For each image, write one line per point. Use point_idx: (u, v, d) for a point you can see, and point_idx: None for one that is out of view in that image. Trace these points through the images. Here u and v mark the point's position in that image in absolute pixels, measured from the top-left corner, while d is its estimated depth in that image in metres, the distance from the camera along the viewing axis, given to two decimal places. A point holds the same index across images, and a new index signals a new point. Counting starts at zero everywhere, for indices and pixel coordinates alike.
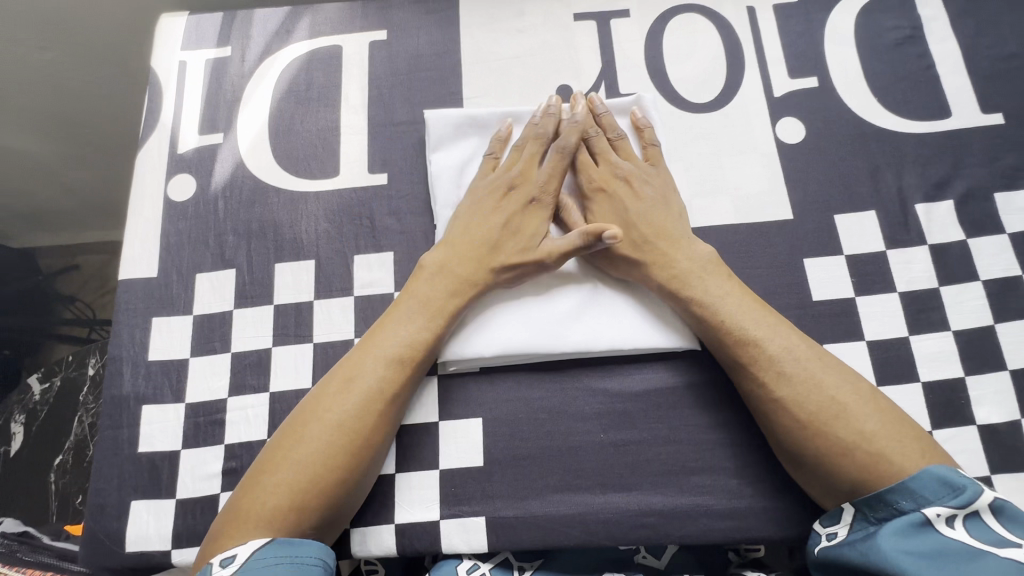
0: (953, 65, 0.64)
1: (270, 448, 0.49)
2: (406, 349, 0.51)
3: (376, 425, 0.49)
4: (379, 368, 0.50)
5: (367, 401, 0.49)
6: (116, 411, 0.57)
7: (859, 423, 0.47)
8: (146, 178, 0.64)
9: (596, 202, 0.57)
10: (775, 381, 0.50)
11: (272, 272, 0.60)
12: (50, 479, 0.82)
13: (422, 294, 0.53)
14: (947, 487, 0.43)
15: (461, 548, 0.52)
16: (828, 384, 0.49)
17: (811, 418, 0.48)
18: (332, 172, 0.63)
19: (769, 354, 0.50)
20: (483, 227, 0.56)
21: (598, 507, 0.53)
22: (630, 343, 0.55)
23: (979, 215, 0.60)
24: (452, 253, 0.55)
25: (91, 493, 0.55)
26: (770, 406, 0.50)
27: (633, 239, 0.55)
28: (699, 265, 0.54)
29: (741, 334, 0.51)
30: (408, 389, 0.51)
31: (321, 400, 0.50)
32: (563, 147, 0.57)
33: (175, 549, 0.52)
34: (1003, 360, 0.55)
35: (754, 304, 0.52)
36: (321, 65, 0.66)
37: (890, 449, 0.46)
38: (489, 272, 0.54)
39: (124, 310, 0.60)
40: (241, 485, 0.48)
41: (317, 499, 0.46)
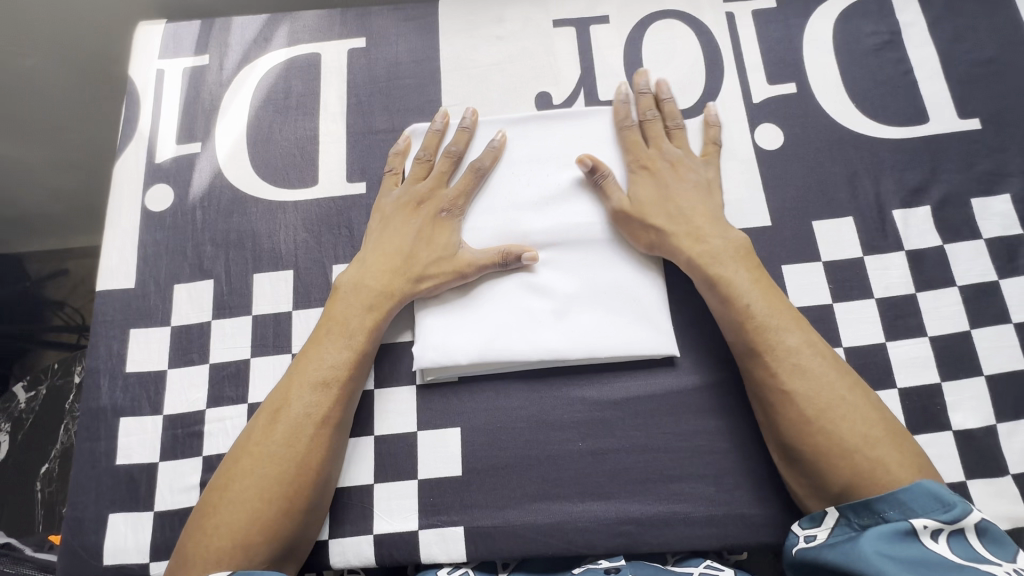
0: (930, 70, 0.64)
1: (210, 488, 0.50)
2: (331, 374, 0.52)
3: (311, 448, 0.50)
4: (305, 395, 0.51)
5: (295, 428, 0.50)
6: (94, 424, 0.56)
7: (865, 427, 0.47)
8: (123, 188, 0.63)
9: (640, 178, 0.58)
10: (791, 372, 0.50)
11: (250, 283, 0.60)
12: (36, 488, 0.82)
13: (342, 319, 0.54)
14: (937, 500, 0.43)
15: (440, 557, 0.52)
16: (837, 382, 0.49)
17: (819, 411, 0.48)
18: (311, 181, 0.62)
19: (787, 346, 0.50)
20: (396, 243, 0.57)
21: (576, 516, 0.53)
22: (604, 348, 0.55)
23: (956, 220, 0.60)
24: (366, 271, 0.56)
25: (68, 506, 0.55)
26: (780, 398, 0.50)
27: (673, 219, 0.56)
28: (732, 249, 0.54)
29: (762, 322, 0.51)
30: (341, 408, 0.52)
31: (251, 435, 0.50)
32: (473, 165, 0.59)
33: (153, 562, 0.52)
34: (979, 365, 0.56)
35: (778, 296, 0.53)
36: (300, 73, 0.66)
37: (889, 457, 0.46)
38: (404, 287, 0.55)
39: (103, 321, 0.59)
40: (188, 528, 0.49)
41: (265, 532, 0.47)
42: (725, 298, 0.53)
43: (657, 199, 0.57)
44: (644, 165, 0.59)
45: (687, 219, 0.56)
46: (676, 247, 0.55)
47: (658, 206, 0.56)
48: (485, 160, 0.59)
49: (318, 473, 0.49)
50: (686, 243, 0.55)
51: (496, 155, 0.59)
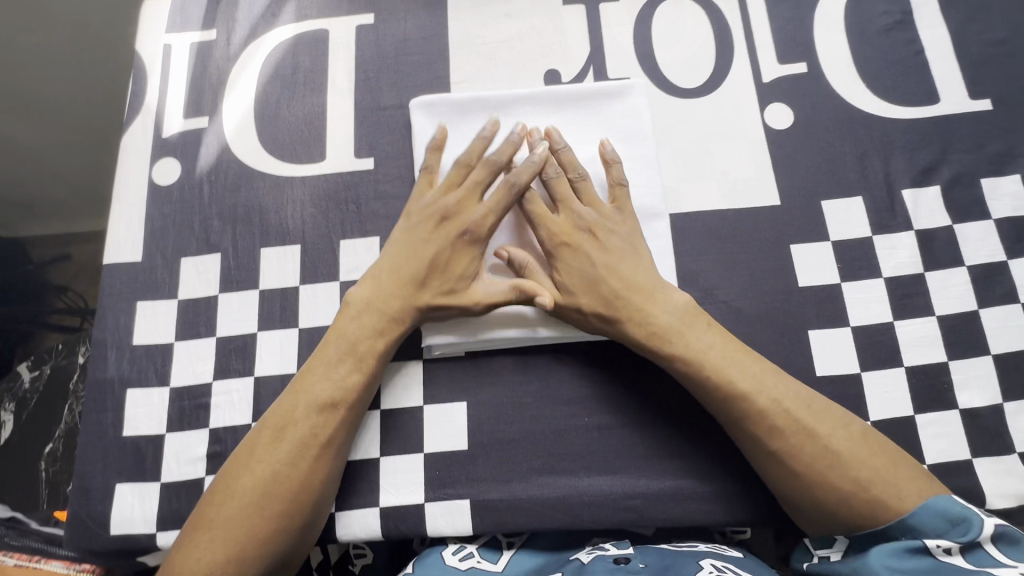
0: (942, 51, 0.64)
1: (210, 495, 0.49)
2: (340, 394, 0.51)
3: (314, 469, 0.49)
4: (311, 414, 0.50)
5: (301, 445, 0.49)
6: (101, 395, 0.56)
7: (853, 470, 0.47)
8: (131, 161, 0.63)
9: (561, 256, 0.55)
10: (771, 434, 0.48)
11: (257, 258, 0.59)
12: (39, 467, 0.83)
13: (350, 335, 0.53)
14: (946, 520, 0.43)
15: (446, 530, 0.53)
16: (823, 432, 0.48)
17: (806, 467, 0.47)
18: (319, 156, 0.62)
19: (759, 408, 0.48)
20: (410, 261, 0.54)
21: (583, 490, 0.53)
22: None
23: (965, 200, 0.60)
24: (376, 288, 0.54)
25: (76, 476, 0.55)
26: (765, 458, 0.49)
27: (607, 296, 0.53)
28: (681, 313, 0.52)
29: (728, 389, 0.49)
30: (347, 430, 0.51)
31: (254, 450, 0.50)
32: (508, 180, 0.55)
33: (160, 532, 0.53)
34: (987, 345, 0.56)
35: (741, 351, 0.51)
36: (308, 49, 0.66)
37: (886, 494, 0.46)
38: (415, 310, 0.53)
39: (109, 294, 0.59)
40: (184, 531, 0.49)
41: (263, 547, 0.47)
42: (683, 372, 0.51)
43: (585, 280, 0.53)
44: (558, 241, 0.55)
45: (622, 296, 0.52)
46: (619, 329, 0.52)
47: (590, 289, 0.53)
48: (521, 176, 0.55)
49: (322, 489, 0.50)
50: (630, 325, 0.52)
51: (535, 172, 0.56)
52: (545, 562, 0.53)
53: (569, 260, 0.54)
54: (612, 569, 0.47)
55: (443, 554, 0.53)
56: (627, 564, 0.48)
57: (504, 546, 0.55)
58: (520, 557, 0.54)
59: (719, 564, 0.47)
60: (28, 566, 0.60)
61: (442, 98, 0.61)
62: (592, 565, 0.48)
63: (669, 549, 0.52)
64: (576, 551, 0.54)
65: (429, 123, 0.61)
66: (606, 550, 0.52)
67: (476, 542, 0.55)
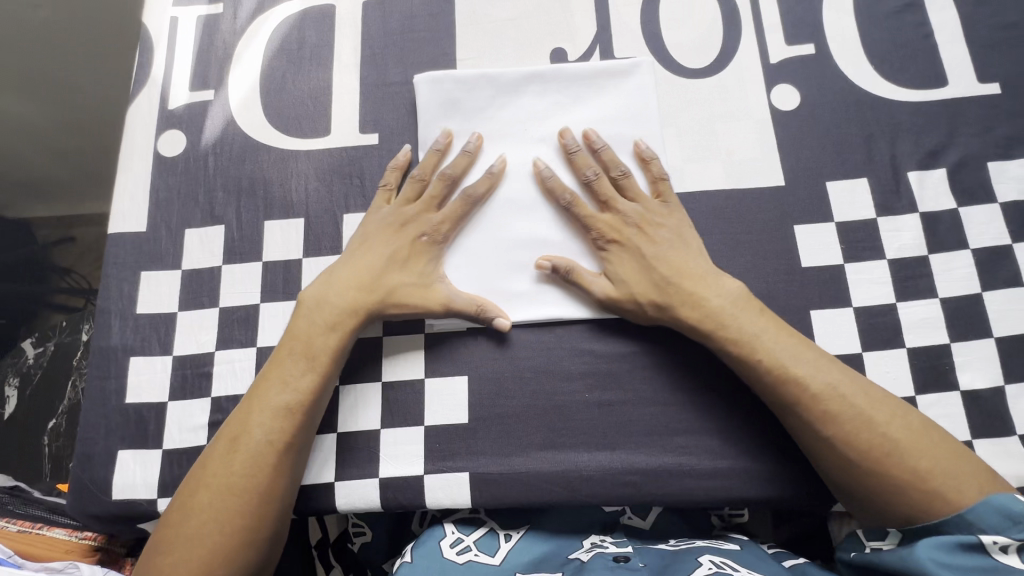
0: (951, 34, 0.64)
1: (177, 507, 0.48)
2: (292, 400, 0.50)
3: (272, 476, 0.48)
4: (265, 421, 0.49)
5: (258, 454, 0.48)
6: (104, 362, 0.57)
7: (913, 461, 0.45)
8: (137, 132, 0.63)
9: (612, 253, 0.55)
10: (823, 420, 0.47)
11: (261, 230, 0.60)
12: (43, 442, 0.83)
13: (302, 344, 0.52)
14: (1009, 518, 0.42)
15: (445, 502, 0.53)
16: (881, 421, 0.47)
17: (863, 456, 0.46)
18: (324, 131, 0.62)
19: (812, 393, 0.48)
20: (365, 266, 0.54)
21: (582, 464, 0.53)
22: None
23: (971, 183, 0.59)
24: (329, 291, 0.53)
25: (79, 442, 0.55)
26: (818, 446, 0.48)
27: (659, 284, 0.52)
28: (733, 302, 0.51)
29: (779, 374, 0.48)
30: (304, 435, 0.50)
31: (209, 464, 0.49)
32: (467, 193, 0.56)
33: (161, 498, 0.53)
34: (989, 327, 0.56)
35: (793, 338, 0.50)
36: (314, 24, 0.66)
37: (947, 486, 0.44)
38: (369, 309, 0.53)
39: (114, 263, 0.60)
40: (151, 546, 0.48)
41: (231, 561, 0.46)
42: (737, 357, 0.50)
43: (639, 272, 0.53)
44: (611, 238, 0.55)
45: (673, 283, 0.52)
46: (672, 317, 0.52)
47: (643, 278, 0.53)
48: (478, 188, 0.56)
49: (285, 493, 0.49)
50: (681, 313, 0.52)
51: (491, 184, 0.57)
52: (544, 552, 0.53)
53: (620, 252, 0.54)
54: (612, 566, 0.47)
55: (442, 543, 0.53)
56: (626, 563, 0.48)
57: (503, 535, 0.55)
58: (519, 546, 0.53)
59: (718, 561, 0.47)
60: (31, 532, 0.61)
61: (452, 74, 0.61)
62: (592, 563, 0.47)
63: (670, 550, 0.52)
64: (575, 547, 0.53)
65: (439, 100, 0.61)
66: (606, 547, 0.52)
67: (473, 535, 0.54)
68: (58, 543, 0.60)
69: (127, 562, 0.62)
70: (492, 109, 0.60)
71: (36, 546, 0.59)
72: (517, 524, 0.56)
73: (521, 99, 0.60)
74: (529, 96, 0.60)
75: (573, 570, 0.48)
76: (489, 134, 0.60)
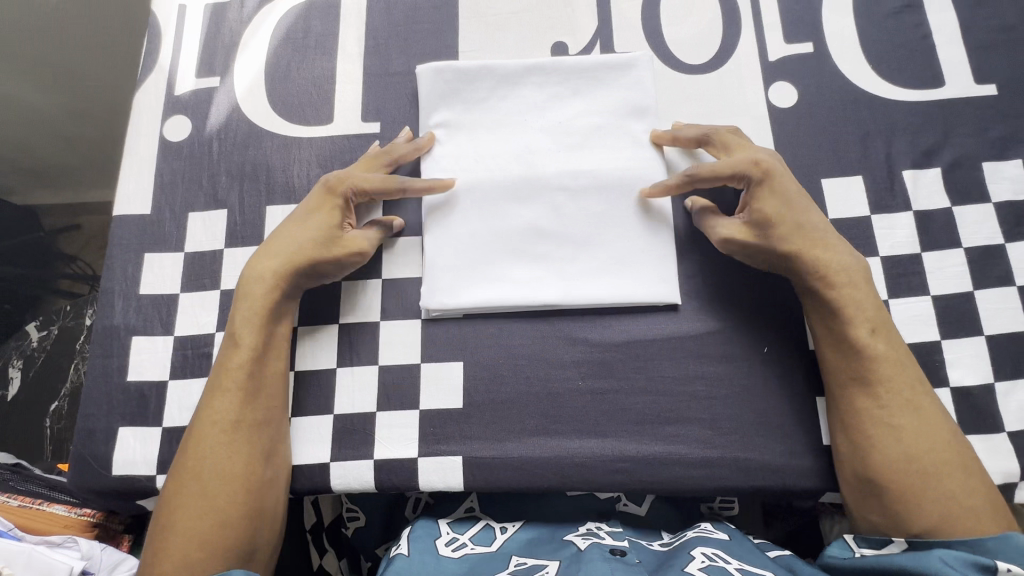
0: (949, 35, 0.64)
1: (164, 494, 0.50)
2: (225, 377, 0.52)
3: (245, 457, 0.50)
4: (223, 404, 0.51)
5: (222, 433, 0.50)
6: (107, 341, 0.58)
7: (965, 478, 0.47)
8: (143, 117, 0.65)
9: (761, 194, 0.53)
10: (903, 408, 0.49)
11: (262, 215, 0.61)
12: (45, 424, 0.85)
13: (230, 331, 0.53)
14: None
15: (439, 485, 0.54)
16: (950, 430, 0.49)
17: (922, 456, 0.48)
18: (326, 119, 0.63)
19: (905, 379, 0.50)
20: (288, 238, 0.55)
21: (573, 450, 0.54)
22: (632, 297, 0.56)
23: (966, 183, 0.60)
24: (258, 266, 0.54)
25: (80, 419, 0.56)
26: (883, 431, 0.49)
27: (798, 233, 0.52)
28: (860, 268, 0.52)
29: (881, 353, 0.50)
30: (260, 410, 0.52)
31: (186, 454, 0.50)
32: (391, 152, 0.59)
33: (160, 475, 0.54)
34: (981, 325, 0.56)
35: (893, 326, 0.52)
36: (320, 14, 0.67)
37: (980, 509, 0.46)
38: (291, 276, 0.54)
39: (118, 245, 0.61)
40: (151, 538, 0.48)
41: (205, 548, 0.47)
42: (842, 331, 0.51)
43: (789, 215, 0.53)
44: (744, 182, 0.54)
45: (808, 229, 0.52)
46: (808, 264, 0.52)
47: (793, 221, 0.52)
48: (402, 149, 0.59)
49: (248, 474, 0.49)
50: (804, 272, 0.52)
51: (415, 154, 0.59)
52: (540, 537, 0.53)
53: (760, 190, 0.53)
54: (609, 557, 0.46)
55: (437, 543, 0.52)
56: (623, 556, 0.47)
57: (499, 528, 0.55)
58: (515, 537, 0.54)
59: (710, 553, 0.47)
60: (32, 507, 0.62)
61: (452, 65, 0.61)
62: (589, 552, 0.47)
63: (663, 549, 0.51)
64: (571, 531, 0.54)
65: (440, 90, 0.62)
66: (602, 538, 0.51)
67: (468, 533, 0.54)
68: (57, 518, 0.61)
69: (125, 539, 0.64)
70: (494, 100, 0.61)
71: (35, 520, 0.61)
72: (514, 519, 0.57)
73: (521, 92, 0.61)
74: (530, 88, 0.61)
75: (569, 559, 0.48)
76: (490, 124, 0.61)
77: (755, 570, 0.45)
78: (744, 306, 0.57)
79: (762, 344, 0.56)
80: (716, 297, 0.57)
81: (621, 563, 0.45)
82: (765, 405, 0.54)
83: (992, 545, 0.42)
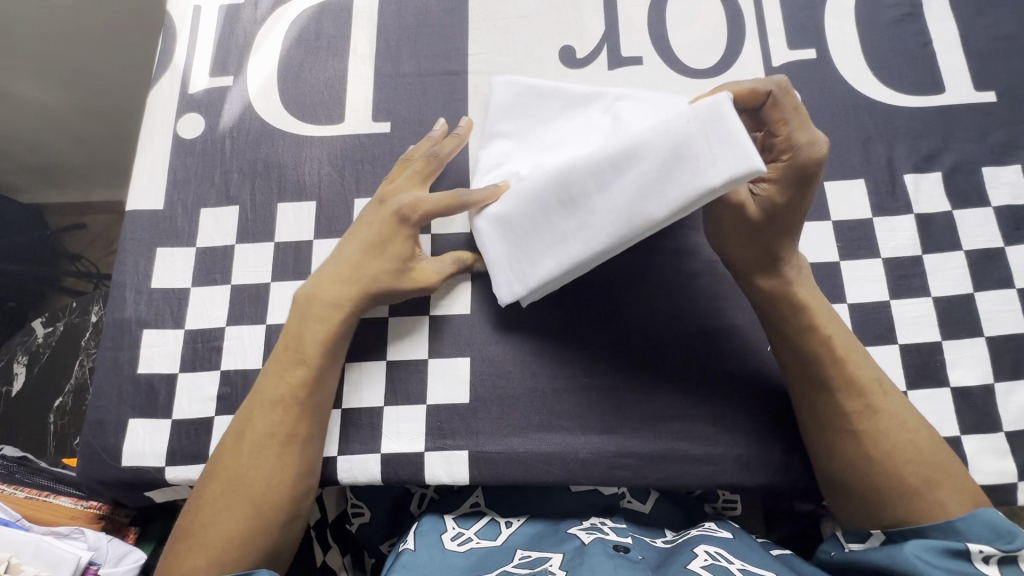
0: (950, 43, 0.65)
1: (196, 495, 0.49)
2: (285, 393, 0.51)
3: (281, 466, 0.49)
4: (269, 417, 0.50)
5: (263, 442, 0.50)
6: (118, 333, 0.59)
7: (933, 469, 0.47)
8: (157, 115, 0.66)
9: (779, 189, 0.47)
10: (861, 415, 0.48)
11: (274, 211, 0.62)
12: (49, 420, 0.85)
13: (296, 348, 0.52)
14: (993, 530, 0.43)
15: (444, 479, 0.54)
16: (913, 426, 0.49)
17: (889, 454, 0.47)
18: (337, 118, 0.64)
19: (862, 383, 0.49)
20: (357, 261, 0.54)
21: (577, 446, 0.54)
22: (697, 185, 0.42)
23: (966, 187, 0.61)
24: (324, 287, 0.54)
25: (91, 410, 0.57)
26: (843, 433, 0.49)
27: (784, 240, 0.50)
28: (804, 270, 0.53)
29: (840, 355, 0.50)
30: (304, 424, 0.51)
31: (220, 457, 0.50)
32: (434, 153, 0.58)
33: (169, 466, 0.55)
34: (981, 327, 0.57)
35: (847, 327, 0.52)
36: (333, 16, 0.68)
37: (948, 498, 0.46)
38: (362, 300, 0.54)
39: (130, 239, 0.62)
40: (174, 540, 0.48)
41: (244, 545, 0.47)
42: (799, 332, 0.50)
43: (788, 218, 0.48)
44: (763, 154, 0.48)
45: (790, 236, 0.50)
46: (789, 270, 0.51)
47: (788, 224, 0.49)
48: (445, 146, 0.58)
49: (295, 485, 0.50)
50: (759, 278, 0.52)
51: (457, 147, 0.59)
52: (545, 532, 0.54)
53: (779, 164, 0.46)
54: (613, 554, 0.47)
55: (442, 538, 0.53)
56: (627, 553, 0.48)
57: (503, 524, 0.56)
58: (519, 533, 0.54)
59: (713, 551, 0.47)
60: (37, 499, 0.62)
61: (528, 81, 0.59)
62: (592, 547, 0.47)
63: (666, 547, 0.52)
64: (574, 526, 0.54)
65: (511, 102, 0.59)
66: (605, 533, 0.52)
67: (474, 528, 0.55)
68: (64, 510, 0.61)
69: (131, 531, 0.64)
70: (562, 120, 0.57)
71: (42, 511, 0.61)
72: (519, 514, 0.57)
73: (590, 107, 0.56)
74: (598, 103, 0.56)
75: (573, 553, 0.48)
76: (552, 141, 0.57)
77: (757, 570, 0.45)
78: (723, 303, 0.58)
79: (764, 343, 0.56)
80: (697, 293, 0.58)
81: (624, 561, 0.46)
82: (768, 401, 0.55)
83: (961, 526, 0.44)
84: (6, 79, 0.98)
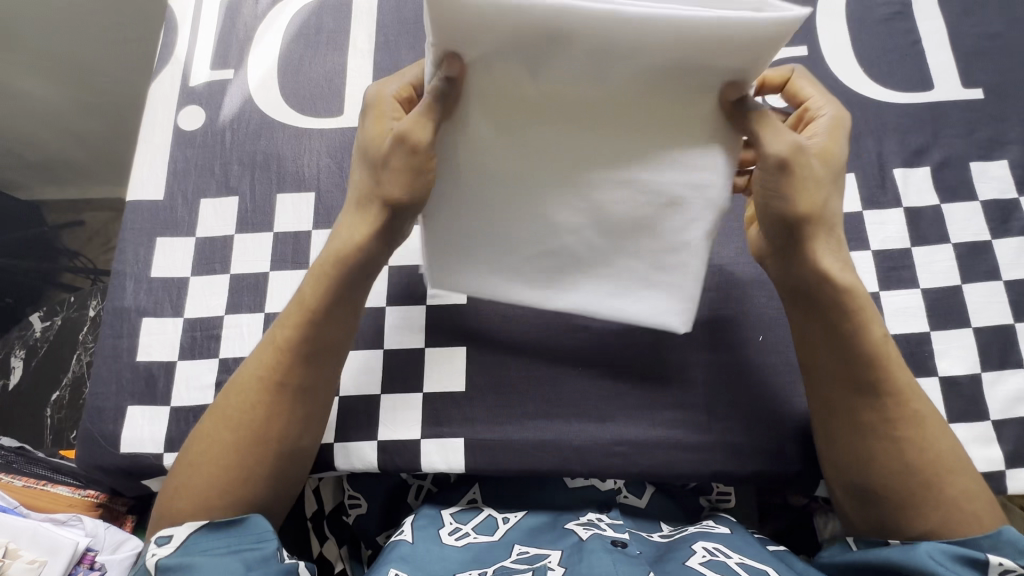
0: (938, 41, 0.67)
1: (183, 456, 0.49)
2: (279, 337, 0.50)
3: (264, 427, 0.49)
4: (260, 358, 0.50)
5: (253, 388, 0.50)
6: (118, 322, 0.59)
7: (964, 481, 0.47)
8: (158, 107, 0.66)
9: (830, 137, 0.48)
10: (905, 421, 0.48)
11: (273, 202, 0.62)
12: (46, 414, 0.84)
13: (299, 296, 0.52)
14: (1018, 550, 0.43)
15: (440, 466, 0.55)
16: (947, 437, 0.48)
17: (923, 464, 0.47)
18: (336, 111, 0.65)
19: (907, 392, 0.48)
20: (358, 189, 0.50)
21: (572, 434, 0.55)
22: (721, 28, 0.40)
23: (954, 181, 0.62)
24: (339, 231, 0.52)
25: (90, 397, 0.57)
26: (886, 439, 0.47)
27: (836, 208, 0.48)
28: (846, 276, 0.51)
29: (889, 361, 0.48)
30: (296, 376, 0.50)
31: (217, 410, 0.50)
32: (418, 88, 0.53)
33: (167, 453, 0.55)
34: (968, 318, 0.58)
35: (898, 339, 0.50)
36: (332, 11, 0.69)
37: (974, 512, 0.46)
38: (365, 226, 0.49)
39: (130, 229, 0.62)
40: (164, 490, 0.49)
41: (224, 499, 0.47)
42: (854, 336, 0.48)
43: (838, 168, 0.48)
44: (793, 131, 0.51)
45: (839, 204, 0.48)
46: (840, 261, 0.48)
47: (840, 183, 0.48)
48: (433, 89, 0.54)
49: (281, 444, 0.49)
50: (823, 263, 0.47)
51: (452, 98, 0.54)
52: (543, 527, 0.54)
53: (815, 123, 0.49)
54: (610, 548, 0.47)
55: (440, 532, 0.53)
56: (625, 549, 0.48)
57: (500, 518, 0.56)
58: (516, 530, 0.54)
59: (712, 547, 0.48)
60: (36, 487, 0.62)
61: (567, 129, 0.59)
62: (591, 542, 0.48)
63: (663, 541, 0.52)
64: (571, 521, 0.55)
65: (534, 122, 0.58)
66: (603, 529, 0.52)
67: (471, 522, 0.55)
68: (62, 499, 0.62)
69: (128, 519, 0.64)
70: None
71: (41, 499, 0.61)
72: (515, 507, 0.58)
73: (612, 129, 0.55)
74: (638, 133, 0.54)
75: (571, 549, 0.48)
76: None
77: (755, 565, 0.46)
78: (719, 295, 0.59)
79: (755, 333, 0.57)
80: None
81: (623, 555, 0.46)
82: (758, 390, 0.56)
83: (986, 542, 0.44)
84: (8, 79, 0.98)
